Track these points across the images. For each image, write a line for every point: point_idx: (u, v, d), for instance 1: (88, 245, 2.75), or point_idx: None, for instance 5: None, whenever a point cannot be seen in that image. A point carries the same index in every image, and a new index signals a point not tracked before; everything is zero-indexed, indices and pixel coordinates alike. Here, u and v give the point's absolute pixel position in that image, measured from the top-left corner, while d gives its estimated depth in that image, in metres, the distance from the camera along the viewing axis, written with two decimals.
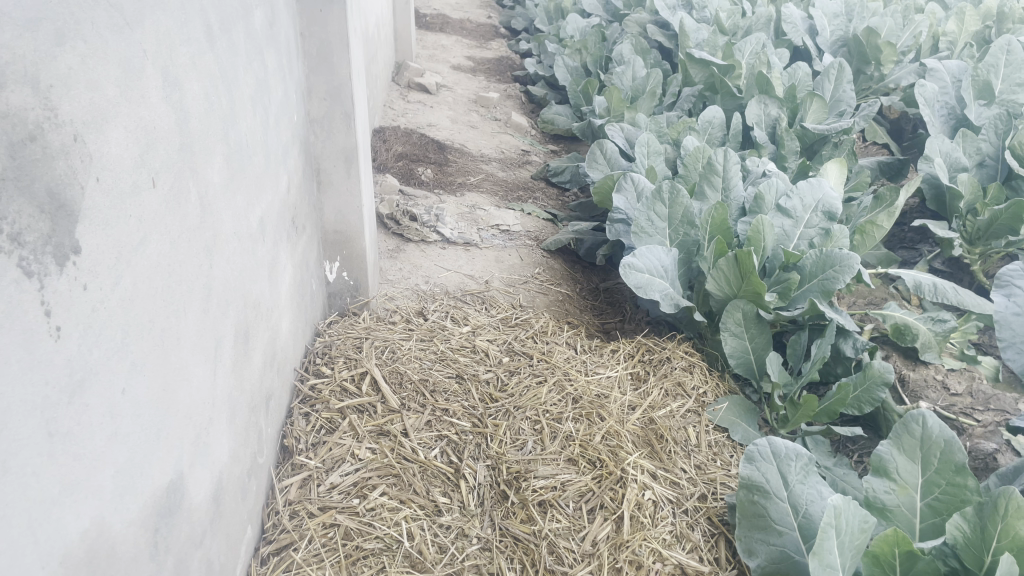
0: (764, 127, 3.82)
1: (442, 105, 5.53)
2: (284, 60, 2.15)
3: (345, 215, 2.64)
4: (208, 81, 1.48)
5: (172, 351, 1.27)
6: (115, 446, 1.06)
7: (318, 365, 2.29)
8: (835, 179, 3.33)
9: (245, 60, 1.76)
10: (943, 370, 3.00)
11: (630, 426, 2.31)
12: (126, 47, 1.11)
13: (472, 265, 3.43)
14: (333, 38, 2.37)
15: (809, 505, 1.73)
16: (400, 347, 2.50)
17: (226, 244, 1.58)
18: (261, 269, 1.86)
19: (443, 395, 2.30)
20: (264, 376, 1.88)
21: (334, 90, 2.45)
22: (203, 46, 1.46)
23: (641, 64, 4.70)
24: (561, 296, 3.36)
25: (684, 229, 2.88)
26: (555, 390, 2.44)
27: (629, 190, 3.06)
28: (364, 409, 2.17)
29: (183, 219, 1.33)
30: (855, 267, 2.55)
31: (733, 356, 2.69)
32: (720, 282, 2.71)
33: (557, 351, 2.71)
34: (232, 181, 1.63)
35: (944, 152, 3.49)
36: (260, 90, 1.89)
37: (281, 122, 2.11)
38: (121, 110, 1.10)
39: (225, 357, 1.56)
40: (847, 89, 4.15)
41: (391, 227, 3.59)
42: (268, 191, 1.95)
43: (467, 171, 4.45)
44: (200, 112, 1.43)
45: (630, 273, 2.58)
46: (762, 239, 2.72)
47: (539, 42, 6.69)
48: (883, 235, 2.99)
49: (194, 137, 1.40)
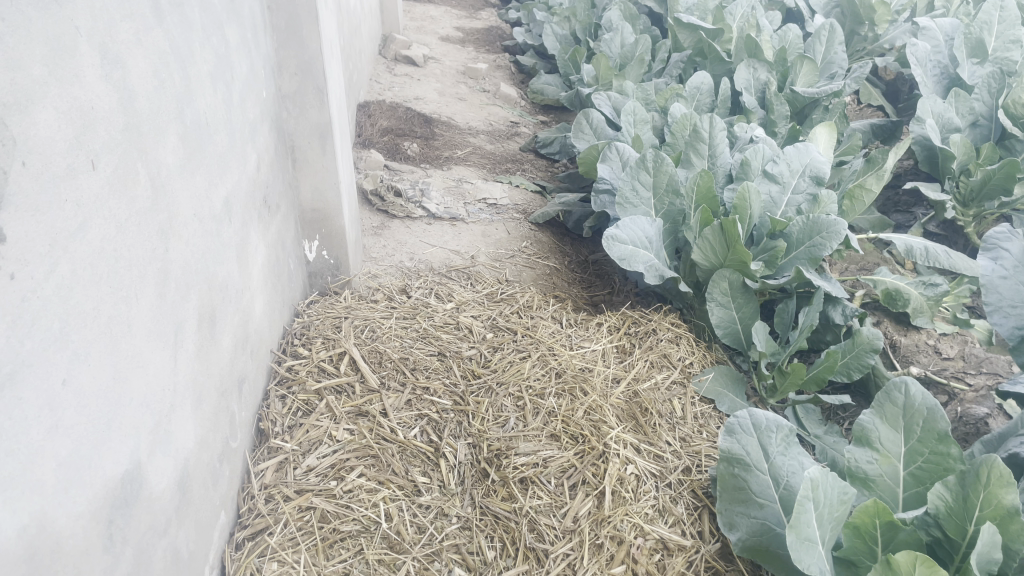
0: (753, 91, 3.75)
1: (430, 77, 5.45)
2: (248, 34, 2.09)
3: (322, 193, 2.59)
4: (156, 57, 1.43)
5: (122, 338, 1.23)
6: (56, 439, 1.03)
7: (295, 347, 2.26)
8: (825, 143, 3.27)
9: (202, 35, 1.70)
10: (935, 335, 2.96)
11: (614, 400, 2.27)
12: (53, 24, 1.05)
13: (457, 240, 3.39)
14: (302, 11, 2.31)
15: (789, 476, 1.71)
16: (381, 325, 2.46)
17: (185, 226, 1.54)
18: (228, 250, 1.82)
19: (424, 373, 2.27)
20: (235, 359, 1.85)
21: (305, 64, 2.39)
22: (148, 21, 1.40)
23: (629, 31, 4.63)
24: (548, 270, 3.32)
25: (669, 198, 2.83)
26: (538, 365, 2.41)
27: (614, 159, 3.01)
28: (342, 390, 2.14)
29: (130, 202, 1.28)
30: (842, 232, 2.50)
31: (720, 326, 2.64)
32: (706, 251, 2.67)
33: (541, 326, 2.68)
34: (190, 162, 1.58)
35: (937, 113, 3.41)
36: (221, 66, 1.84)
37: (248, 98, 2.06)
38: (51, 90, 1.05)
39: (187, 343, 1.52)
40: (838, 51, 4.08)
41: (375, 203, 3.54)
42: (234, 171, 1.90)
43: (454, 144, 4.39)
44: (149, 90, 1.39)
45: (613, 245, 2.54)
46: (748, 206, 2.67)
47: (528, 10, 6.59)
48: (873, 199, 2.93)
49: (142, 117, 1.35)
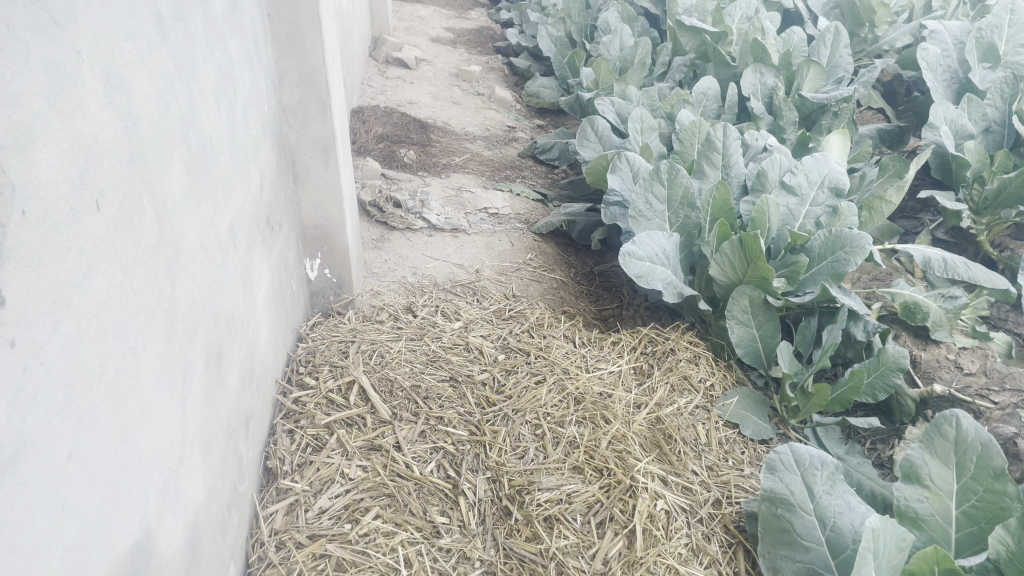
0: (760, 97, 3.67)
1: (423, 80, 5.32)
2: (250, 45, 1.96)
3: (324, 210, 2.47)
4: (161, 77, 1.31)
5: (130, 394, 1.11)
6: (62, 522, 0.91)
7: (301, 376, 2.14)
8: (838, 151, 3.19)
9: (205, 50, 1.58)
10: (955, 348, 2.87)
11: (637, 427, 2.18)
12: (54, 50, 0.93)
13: (461, 253, 3.27)
14: (304, 19, 2.18)
15: (837, 517, 1.60)
16: (389, 349, 2.34)
17: (192, 260, 1.42)
18: (233, 280, 1.70)
19: (437, 402, 2.16)
20: (242, 396, 1.73)
21: (307, 76, 2.27)
22: (152, 38, 1.28)
23: (628, 33, 4.52)
24: (555, 284, 3.22)
25: (685, 211, 2.73)
26: (555, 390, 2.30)
27: (624, 170, 2.91)
28: (352, 423, 2.02)
29: (136, 241, 1.16)
30: (867, 247, 2.41)
31: (741, 345, 2.55)
32: (724, 267, 2.57)
33: (554, 346, 2.57)
34: (195, 189, 1.46)
35: (949, 119, 3.34)
36: (224, 83, 1.71)
37: (250, 114, 1.93)
38: (53, 125, 0.93)
39: (195, 387, 1.40)
40: (844, 54, 3.98)
41: (374, 215, 3.42)
42: (238, 194, 1.78)
43: (451, 150, 4.27)
44: (154, 115, 1.27)
45: (630, 262, 2.43)
46: (767, 220, 2.58)
47: (521, 11, 6.49)
48: (892, 210, 2.83)
49: (147, 145, 1.23)
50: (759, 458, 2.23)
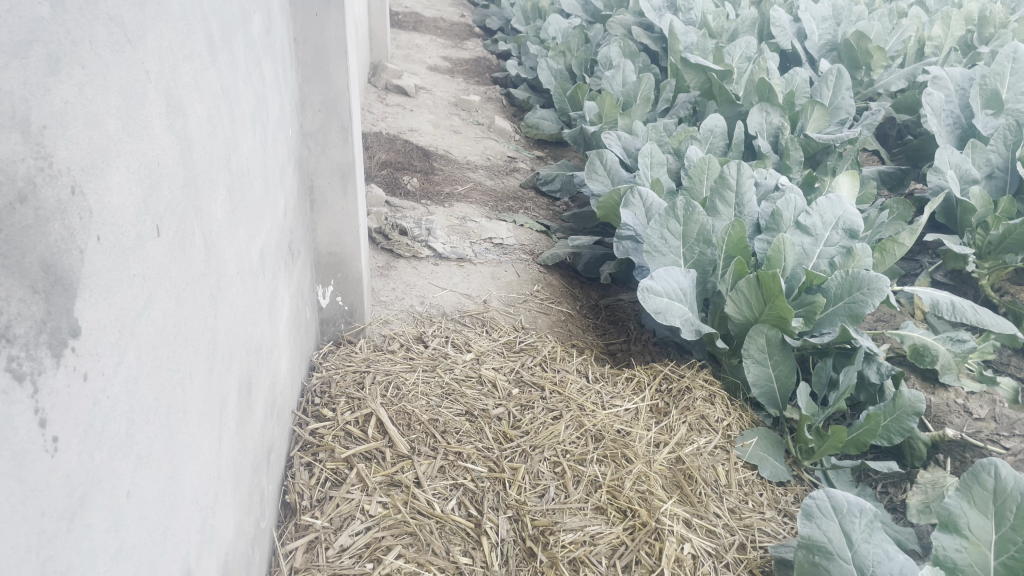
0: (766, 136, 3.69)
1: (423, 108, 5.32)
2: (280, 69, 1.94)
3: (340, 237, 2.42)
4: (210, 100, 1.28)
5: (179, 428, 1.06)
6: (119, 566, 0.86)
7: (317, 407, 2.08)
8: (847, 191, 3.20)
9: (245, 72, 1.56)
10: (963, 393, 2.87)
11: (658, 466, 2.14)
12: (126, 68, 0.91)
13: (468, 283, 3.24)
14: (330, 44, 2.18)
15: (876, 566, 1.55)
16: (405, 381, 2.29)
17: (231, 287, 1.38)
18: (262, 308, 1.65)
19: (455, 436, 2.10)
20: (266, 427, 1.68)
21: (330, 102, 2.25)
22: (203, 60, 1.26)
23: (631, 68, 4.55)
24: (563, 316, 3.19)
25: (700, 247, 2.72)
26: (573, 427, 2.26)
27: (636, 205, 2.90)
28: (371, 457, 1.96)
29: (188, 266, 1.13)
30: (884, 289, 2.41)
31: (756, 385, 2.54)
32: (740, 305, 2.56)
33: (569, 381, 2.54)
34: (234, 215, 1.43)
35: (954, 163, 3.38)
36: (259, 107, 1.69)
37: (278, 138, 1.90)
38: (124, 147, 0.90)
39: (230, 421, 1.35)
40: (846, 95, 4.02)
41: (380, 241, 3.38)
42: (267, 220, 1.74)
43: (454, 179, 4.25)
44: (204, 138, 1.24)
45: (649, 297, 2.41)
46: (783, 258, 2.57)
47: (519, 43, 6.54)
48: (904, 253, 2.83)
49: (198, 169, 1.20)
50: (778, 501, 2.20)
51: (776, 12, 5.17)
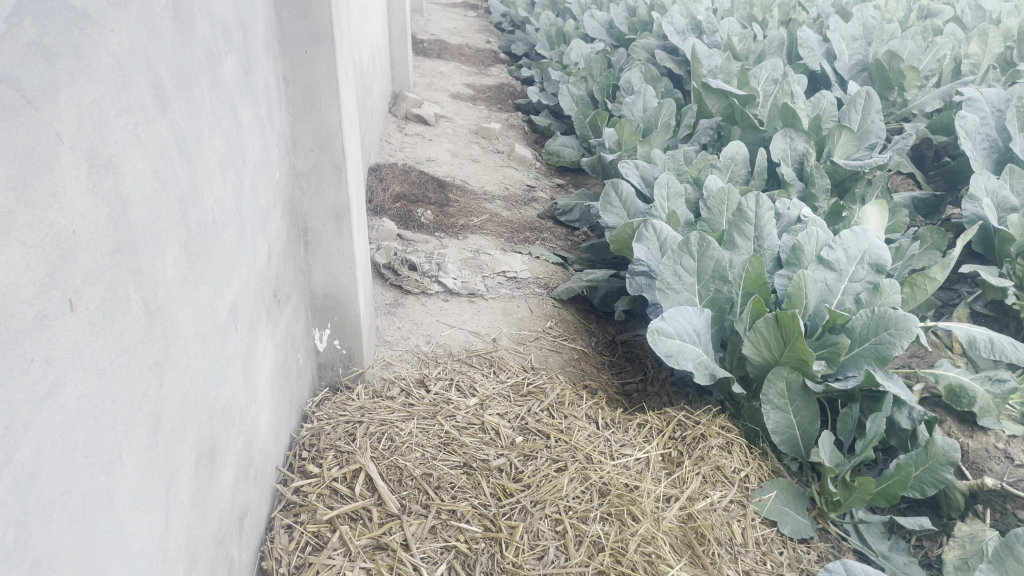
0: (790, 163, 3.54)
1: (442, 137, 5.26)
2: (263, 111, 1.86)
3: (336, 278, 2.33)
4: (158, 154, 1.20)
5: (101, 517, 0.98)
6: None
7: (304, 462, 1.98)
8: (875, 222, 3.03)
9: (212, 118, 1.47)
10: (1004, 437, 2.67)
11: (667, 525, 2.00)
12: (24, 132, 0.83)
13: (477, 320, 3.14)
14: (321, 83, 2.10)
15: None
16: (399, 432, 2.18)
17: (185, 351, 1.29)
18: (233, 364, 1.57)
19: (449, 492, 1.99)
20: (237, 492, 1.58)
21: (323, 140, 2.17)
22: (149, 111, 1.17)
23: (652, 93, 4.44)
24: (575, 354, 3.07)
25: (716, 284, 2.58)
26: (577, 480, 2.13)
27: (650, 239, 2.77)
28: (357, 518, 1.85)
29: (118, 337, 1.04)
30: (913, 329, 2.25)
31: (777, 433, 2.38)
32: (758, 346, 2.42)
33: (576, 428, 2.40)
34: (192, 272, 1.34)
35: (991, 191, 3.20)
36: (231, 153, 1.60)
37: (260, 183, 1.82)
38: (19, 220, 0.82)
39: (182, 495, 1.26)
40: (876, 119, 3.85)
41: (389, 277, 3.30)
42: (242, 270, 1.66)
43: (470, 211, 4.17)
44: (148, 195, 1.15)
45: (659, 340, 2.28)
46: (804, 296, 2.43)
47: (542, 68, 6.47)
48: (936, 288, 2.65)
49: (137, 230, 1.11)
50: (799, 561, 2.05)
51: (803, 33, 5.02)
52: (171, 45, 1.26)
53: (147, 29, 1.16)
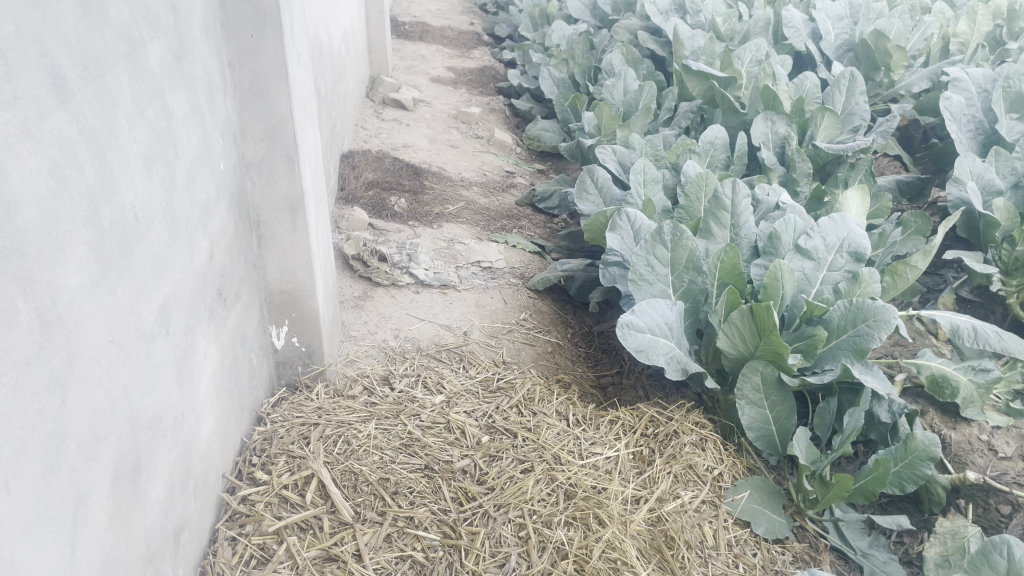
0: (771, 147, 3.44)
1: (420, 122, 5.14)
2: (202, 99, 1.76)
3: (292, 273, 2.24)
4: (58, 149, 1.10)
5: None
6: None
7: (252, 469, 1.89)
8: (856, 208, 2.92)
9: (134, 109, 1.37)
10: (988, 428, 2.58)
11: (635, 528, 1.92)
12: None
13: (449, 313, 3.04)
14: (269, 69, 1.99)
15: None
16: (357, 434, 2.09)
17: (97, 362, 1.19)
18: (164, 372, 1.47)
19: (407, 498, 1.91)
20: (171, 505, 1.49)
21: (274, 129, 2.07)
22: (46, 104, 1.07)
23: (633, 75, 4.31)
24: (549, 347, 2.98)
25: (690, 275, 2.49)
26: (543, 481, 2.05)
27: (624, 229, 2.67)
28: (307, 527, 1.77)
29: (4, 351, 0.96)
30: (893, 320, 2.17)
31: (752, 429, 2.28)
32: (733, 339, 2.33)
33: (545, 426, 2.31)
34: (107, 276, 1.24)
35: (976, 174, 3.12)
36: (160, 144, 1.49)
37: (200, 177, 1.72)
38: None
39: (94, 517, 1.17)
40: (860, 101, 3.76)
41: (358, 269, 3.20)
42: (176, 270, 1.56)
43: (445, 199, 4.07)
44: (44, 194, 1.05)
45: (629, 334, 2.19)
46: (780, 287, 2.35)
47: (524, 51, 6.35)
48: (918, 276, 2.55)
49: (29, 234, 1.02)
50: (774, 563, 1.97)
51: (788, 12, 4.91)
52: (75, 31, 1.16)
53: (40, 13, 1.06)
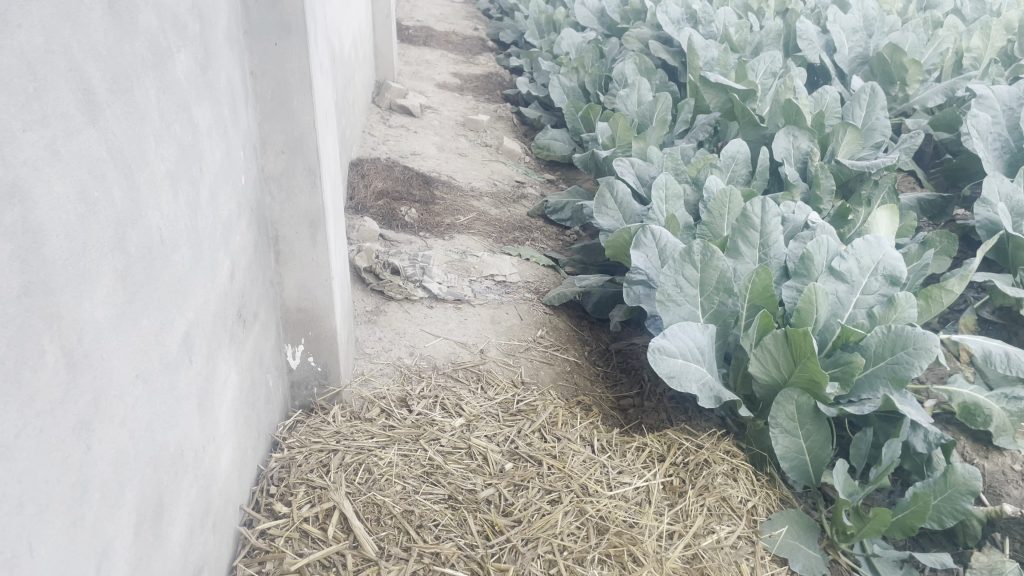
0: (793, 162, 3.37)
1: (428, 129, 5.05)
2: (225, 111, 1.67)
3: (310, 290, 2.14)
4: (86, 170, 1.01)
5: None
6: None
7: (271, 500, 1.82)
8: (884, 228, 2.85)
9: (160, 125, 1.28)
10: (1022, 458, 2.51)
11: (670, 567, 1.84)
12: None
13: (464, 329, 2.95)
14: (292, 78, 1.90)
15: None
16: (378, 462, 2.00)
17: (122, 401, 1.10)
18: (187, 403, 1.38)
19: (432, 531, 1.82)
20: (192, 544, 1.40)
21: (295, 141, 1.97)
22: (75, 122, 0.98)
23: (647, 86, 4.23)
24: (568, 366, 2.89)
25: (720, 296, 2.40)
26: (572, 514, 1.96)
27: (649, 246, 2.58)
28: (330, 565, 1.69)
29: (30, 397, 0.86)
30: (934, 349, 2.08)
31: (786, 459, 2.20)
32: (766, 364, 2.25)
33: (571, 453, 2.22)
34: (132, 306, 1.14)
35: (1004, 194, 3.05)
36: (185, 161, 1.40)
37: (222, 193, 1.62)
38: None
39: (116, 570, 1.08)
40: (881, 116, 3.68)
41: (370, 282, 3.10)
42: (199, 293, 1.46)
43: (456, 209, 3.98)
44: (72, 222, 0.96)
45: (661, 359, 2.11)
46: (814, 311, 2.27)
47: (532, 58, 6.27)
48: (953, 300, 2.47)
49: (57, 265, 0.92)
50: None
51: (803, 24, 4.84)
52: (105, 42, 1.07)
53: (70, 23, 0.96)
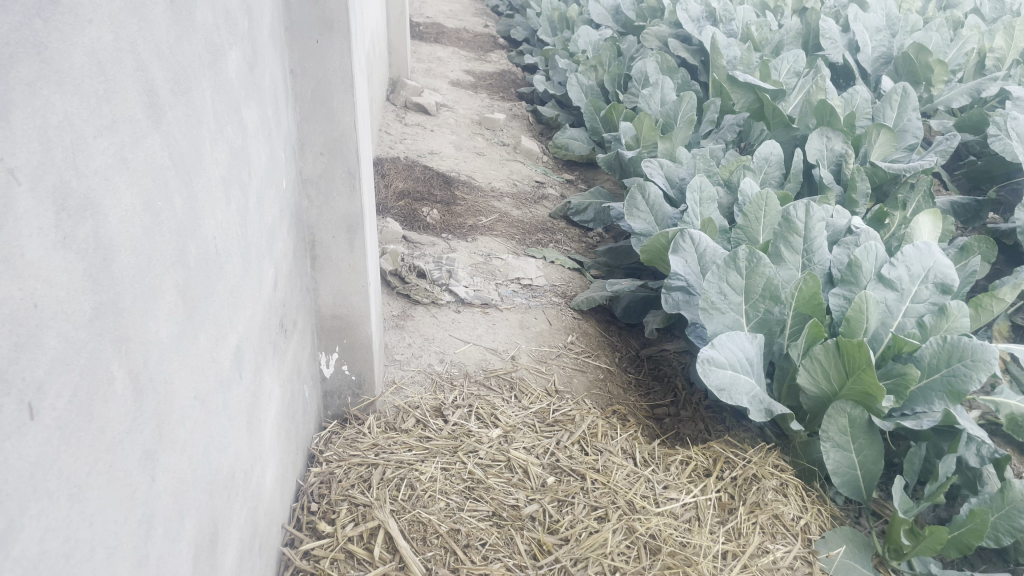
0: (826, 164, 3.29)
1: (444, 128, 4.97)
2: (269, 112, 1.59)
3: (345, 297, 2.06)
4: (150, 178, 0.93)
5: None
6: None
7: (313, 518, 1.78)
8: (927, 233, 2.77)
9: (215, 127, 1.20)
10: None
11: None
12: None
13: (493, 334, 2.87)
14: (333, 76, 1.82)
15: None
16: (420, 477, 1.93)
17: (183, 426, 1.02)
18: (238, 421, 1.30)
19: (480, 551, 1.76)
20: (242, 571, 1.33)
21: (334, 143, 1.89)
22: (141, 126, 0.90)
23: (670, 85, 4.13)
24: (600, 373, 2.81)
25: (766, 304, 2.31)
26: (621, 533, 1.88)
27: (687, 251, 2.50)
28: None
29: (99, 434, 0.79)
30: (992, 361, 2.00)
31: (837, 474, 2.13)
32: (815, 375, 2.17)
33: (614, 467, 2.14)
34: (191, 323, 1.06)
35: None
36: (236, 165, 1.32)
37: (267, 198, 1.54)
38: None
39: None
40: (913, 117, 3.54)
41: (396, 285, 3.02)
42: (248, 305, 1.38)
43: (478, 210, 3.90)
44: (138, 236, 0.88)
45: (710, 370, 2.02)
46: (865, 320, 2.19)
47: (547, 56, 6.19)
48: (1004, 309, 2.40)
49: (125, 283, 0.85)
50: None
51: (826, 22, 4.75)
52: (167, 39, 0.99)
53: (137, 19, 0.88)
